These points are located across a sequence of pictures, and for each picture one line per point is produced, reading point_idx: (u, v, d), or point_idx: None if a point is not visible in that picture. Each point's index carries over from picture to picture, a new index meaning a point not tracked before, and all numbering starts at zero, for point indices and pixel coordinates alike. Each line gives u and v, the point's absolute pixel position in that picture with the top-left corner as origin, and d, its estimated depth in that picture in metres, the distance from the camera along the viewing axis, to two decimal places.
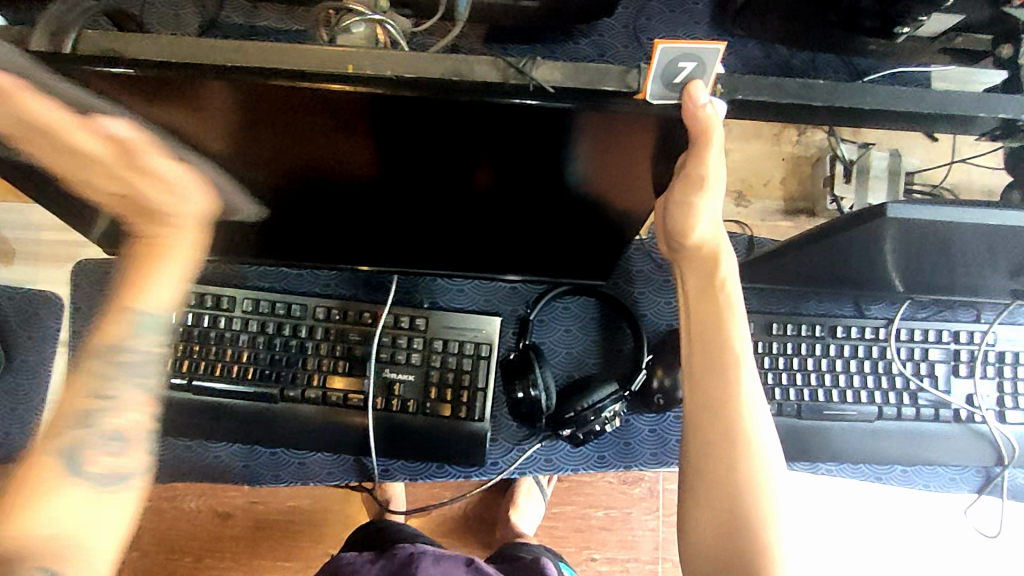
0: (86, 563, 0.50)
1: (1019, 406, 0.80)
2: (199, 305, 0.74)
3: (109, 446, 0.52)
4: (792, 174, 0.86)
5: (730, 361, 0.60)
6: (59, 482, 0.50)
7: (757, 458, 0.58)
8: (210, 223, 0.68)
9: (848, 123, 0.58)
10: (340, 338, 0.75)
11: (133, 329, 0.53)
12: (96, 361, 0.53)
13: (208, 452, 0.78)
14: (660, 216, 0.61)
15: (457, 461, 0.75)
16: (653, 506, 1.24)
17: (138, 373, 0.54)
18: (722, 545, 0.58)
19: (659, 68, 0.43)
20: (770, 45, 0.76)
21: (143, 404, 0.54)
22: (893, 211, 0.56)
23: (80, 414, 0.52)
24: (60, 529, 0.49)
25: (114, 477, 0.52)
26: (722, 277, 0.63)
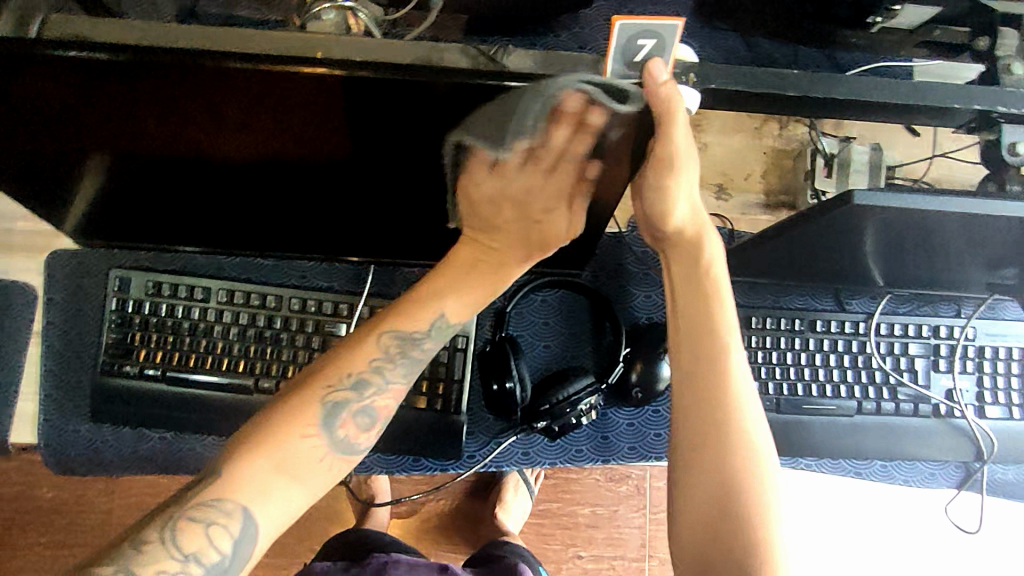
0: (272, 516, 0.51)
1: (998, 401, 0.80)
2: (175, 295, 0.74)
3: (361, 419, 0.57)
4: (773, 168, 0.85)
5: (720, 347, 0.59)
6: (312, 429, 0.55)
7: (751, 444, 0.57)
8: (184, 213, 0.68)
9: (821, 113, 0.58)
10: (316, 330, 0.74)
11: (428, 329, 0.62)
12: (386, 340, 0.60)
13: (184, 445, 0.77)
14: (639, 202, 0.60)
15: (433, 454, 0.75)
16: (639, 503, 1.24)
17: (408, 370, 0.60)
18: (719, 531, 0.55)
19: (617, 46, 0.43)
20: (750, 38, 0.75)
21: (394, 393, 0.60)
22: (862, 198, 0.55)
23: (354, 378, 0.58)
24: (292, 471, 0.53)
25: (352, 448, 0.57)
26: (708, 263, 0.62)
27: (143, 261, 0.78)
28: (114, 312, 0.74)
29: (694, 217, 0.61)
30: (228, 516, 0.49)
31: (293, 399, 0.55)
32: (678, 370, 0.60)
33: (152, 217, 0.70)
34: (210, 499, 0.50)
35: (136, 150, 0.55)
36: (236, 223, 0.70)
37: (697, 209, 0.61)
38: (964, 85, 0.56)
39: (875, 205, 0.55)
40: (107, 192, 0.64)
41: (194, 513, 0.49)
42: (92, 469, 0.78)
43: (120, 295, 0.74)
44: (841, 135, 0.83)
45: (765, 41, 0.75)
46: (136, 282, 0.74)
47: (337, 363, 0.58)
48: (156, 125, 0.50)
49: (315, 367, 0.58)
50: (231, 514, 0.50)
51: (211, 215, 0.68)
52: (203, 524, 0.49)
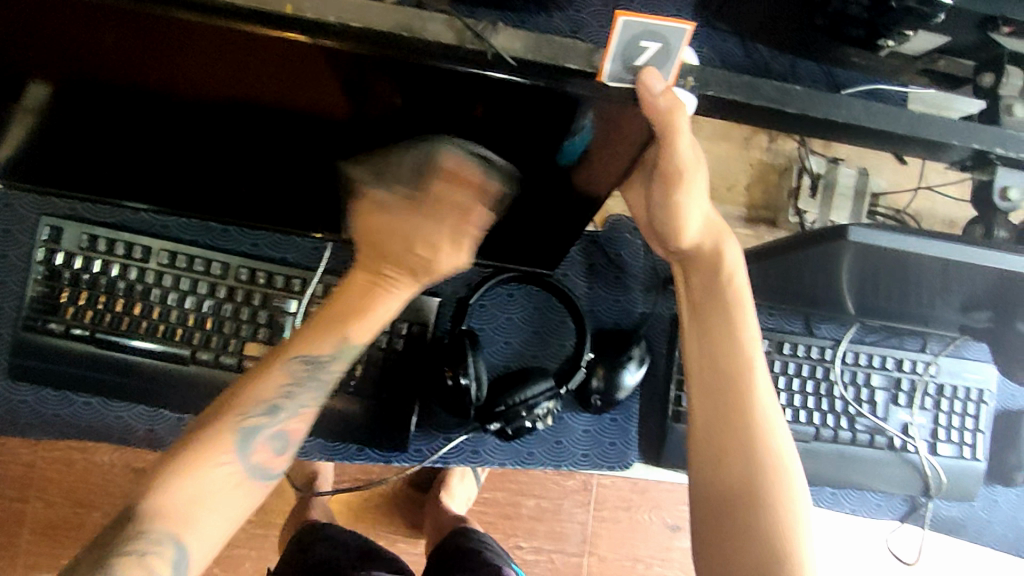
0: (201, 540, 0.50)
1: (951, 439, 0.80)
2: (111, 252, 0.68)
3: (274, 443, 0.55)
4: (758, 181, 0.83)
5: (743, 359, 0.57)
6: (224, 458, 0.52)
7: (782, 459, 0.54)
8: (128, 158, 0.62)
9: (818, 131, 0.57)
10: (263, 304, 0.70)
11: (339, 348, 0.58)
12: (294, 362, 0.57)
13: (111, 412, 0.72)
14: (652, 224, 0.60)
15: (379, 445, 0.71)
16: (585, 499, 1.23)
17: (318, 390, 0.58)
18: (748, 553, 0.51)
19: (619, 43, 0.40)
20: (750, 44, 0.72)
21: (308, 415, 0.57)
22: (856, 235, 0.53)
23: (267, 402, 0.55)
24: (193, 509, 0.50)
25: (268, 472, 0.55)
26: (729, 270, 0.59)
27: (80, 211, 0.72)
28: (42, 263, 0.68)
29: (710, 230, 0.59)
30: (161, 551, 0.48)
31: (200, 433, 0.52)
32: (696, 385, 0.57)
33: (96, 164, 0.64)
34: (139, 532, 0.48)
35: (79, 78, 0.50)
36: (187, 177, 0.64)
37: (710, 220, 0.59)
38: (966, 123, 0.55)
39: (869, 242, 0.53)
40: (46, 125, 0.58)
41: (124, 551, 0.47)
42: (5, 429, 0.71)
43: (49, 246, 0.68)
44: (829, 155, 0.81)
45: (764, 47, 0.72)
46: (69, 233, 0.68)
47: (246, 393, 0.55)
48: (101, 52, 0.45)
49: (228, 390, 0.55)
50: (163, 543, 0.48)
51: (161, 164, 0.62)
52: (136, 557, 0.47)
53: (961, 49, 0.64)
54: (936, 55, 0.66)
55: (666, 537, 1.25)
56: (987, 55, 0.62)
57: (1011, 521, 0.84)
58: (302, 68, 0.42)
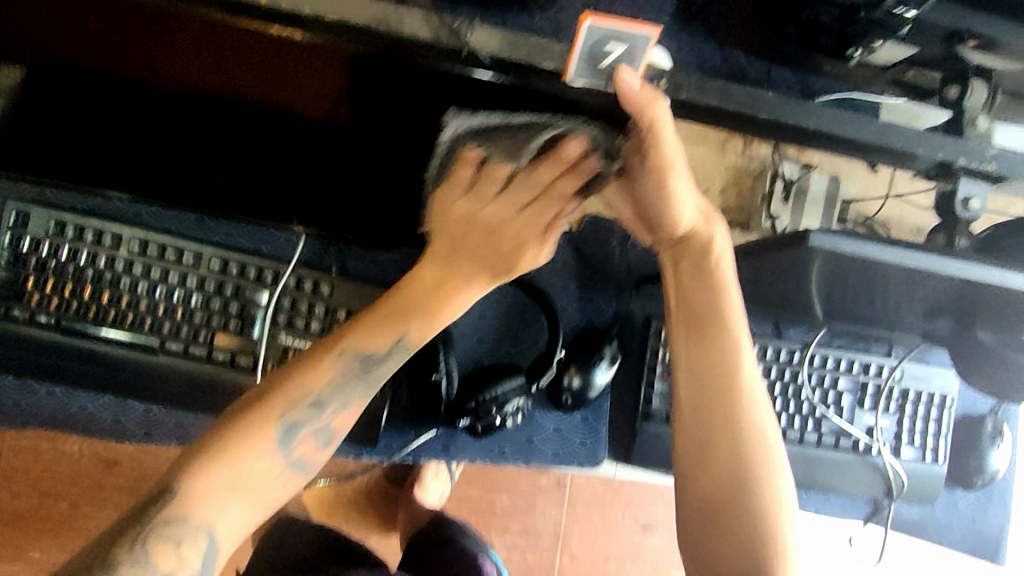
0: (234, 529, 0.50)
1: (914, 443, 0.81)
2: (79, 239, 0.67)
3: (318, 438, 0.55)
4: (733, 185, 0.84)
5: (730, 343, 0.56)
6: (266, 449, 0.52)
7: (766, 442, 0.55)
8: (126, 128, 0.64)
9: (787, 137, 0.58)
10: (234, 295, 0.69)
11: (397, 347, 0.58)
12: (348, 355, 0.56)
13: (76, 402, 0.71)
14: (646, 214, 0.57)
15: (349, 440, 0.70)
16: (558, 497, 1.24)
17: (371, 385, 0.57)
18: (731, 531, 0.52)
19: (584, 46, 0.40)
20: (727, 49, 0.72)
21: (355, 412, 0.57)
22: (817, 238, 0.54)
23: (312, 394, 0.55)
24: (232, 498, 0.50)
25: (309, 465, 0.55)
26: (717, 256, 0.57)
27: None
28: (5, 249, 0.66)
29: (704, 217, 0.58)
30: (192, 539, 0.48)
31: (244, 421, 0.52)
32: (685, 368, 0.57)
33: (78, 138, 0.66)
34: (171, 518, 0.48)
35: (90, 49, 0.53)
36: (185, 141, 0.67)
37: (702, 204, 0.57)
38: (932, 134, 0.57)
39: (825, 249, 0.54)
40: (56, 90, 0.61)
41: (154, 536, 0.48)
42: None
43: (14, 231, 0.66)
44: (802, 161, 0.82)
45: (741, 52, 0.71)
46: (35, 220, 0.67)
47: (289, 385, 0.55)
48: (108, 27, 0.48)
49: (276, 378, 0.55)
50: (194, 530, 0.48)
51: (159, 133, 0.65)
52: (170, 541, 0.48)
53: (929, 61, 0.65)
54: (906, 65, 0.68)
55: (638, 536, 1.26)
56: (953, 67, 0.64)
57: (969, 524, 0.85)
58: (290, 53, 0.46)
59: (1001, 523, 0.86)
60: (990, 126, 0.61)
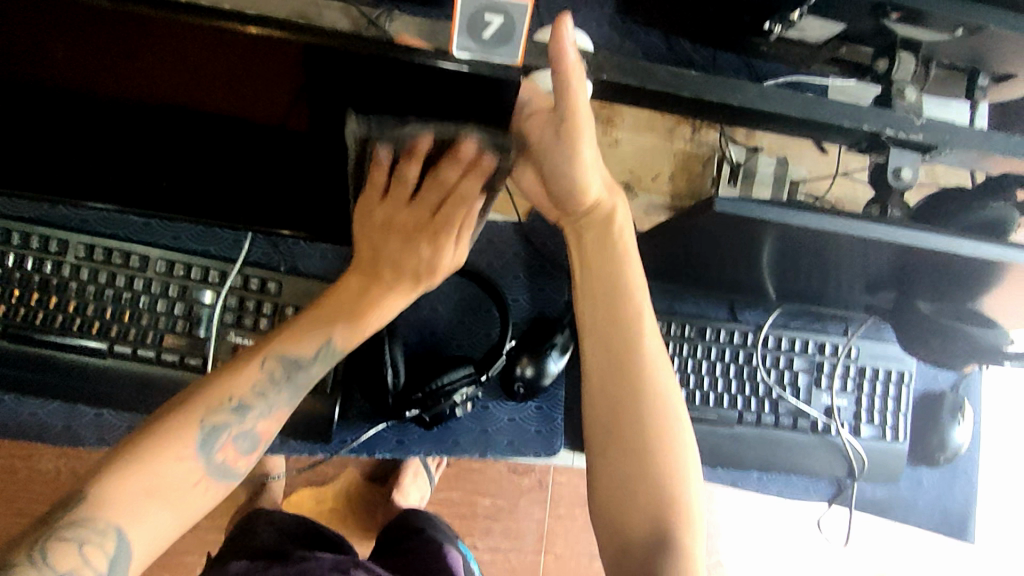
0: (147, 535, 0.51)
1: (873, 421, 0.81)
2: (26, 246, 0.68)
3: (240, 443, 0.57)
4: (682, 171, 0.84)
5: (632, 312, 0.57)
6: (186, 453, 0.54)
7: (670, 409, 0.56)
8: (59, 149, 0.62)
9: (715, 114, 0.59)
10: (180, 295, 0.70)
11: (319, 353, 0.61)
12: (271, 364, 0.59)
13: (26, 408, 0.71)
14: (554, 192, 0.59)
15: (301, 436, 0.70)
16: (539, 497, 1.23)
17: (292, 393, 0.60)
18: (633, 502, 0.54)
19: (462, 18, 0.39)
20: (671, 37, 0.75)
21: (277, 418, 0.59)
22: (723, 205, 0.54)
23: (236, 400, 0.57)
24: (148, 505, 0.51)
25: (229, 472, 0.57)
26: (619, 227, 0.59)
27: None
28: None
29: (608, 189, 0.59)
30: (102, 538, 0.48)
31: (165, 424, 0.54)
32: (590, 341, 0.58)
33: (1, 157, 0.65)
34: (81, 520, 0.48)
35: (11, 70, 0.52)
36: (114, 165, 0.64)
37: (606, 178, 0.58)
38: (858, 106, 0.58)
39: (737, 214, 0.54)
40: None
41: (66, 532, 0.48)
42: None
43: None
44: (750, 145, 0.82)
45: (685, 42, 0.75)
46: None
47: (212, 389, 0.57)
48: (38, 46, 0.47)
49: (199, 384, 0.57)
50: (105, 533, 0.49)
51: (91, 155, 0.63)
52: (78, 544, 0.48)
53: (859, 37, 0.66)
54: (838, 43, 0.68)
55: None
56: (882, 42, 0.65)
57: (936, 502, 0.85)
58: (186, 50, 0.45)
59: (968, 500, 0.86)
60: (919, 97, 0.61)
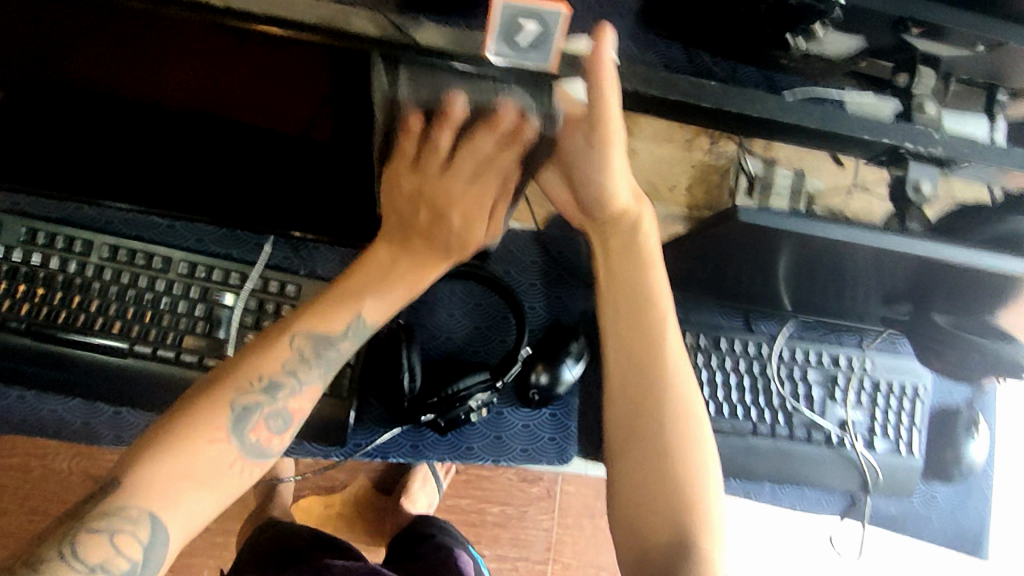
0: (184, 518, 0.50)
1: (887, 435, 0.81)
2: (51, 246, 0.70)
3: (274, 421, 0.56)
4: (699, 180, 0.88)
5: (656, 319, 0.58)
6: (220, 434, 0.53)
7: (692, 414, 0.56)
8: (84, 147, 0.63)
9: (735, 126, 0.59)
10: (201, 297, 0.71)
11: (350, 330, 0.61)
12: (299, 342, 0.58)
13: (44, 406, 0.71)
14: (580, 197, 0.60)
15: (316, 439, 0.71)
16: (548, 506, 1.23)
17: (324, 370, 0.59)
18: (655, 509, 0.54)
19: (499, 26, 0.40)
20: (692, 51, 0.75)
21: (310, 395, 0.59)
22: (749, 216, 0.55)
23: (267, 378, 0.57)
24: (184, 489, 0.50)
25: (265, 452, 0.56)
26: (644, 235, 0.61)
27: (20, 205, 0.73)
28: None
29: (636, 199, 0.61)
30: (137, 525, 0.48)
31: (197, 406, 0.53)
32: (613, 346, 0.58)
33: (25, 156, 0.65)
34: (115, 509, 0.48)
35: (39, 71, 0.52)
36: (139, 164, 0.65)
37: (634, 188, 0.60)
38: (877, 120, 0.58)
39: (761, 224, 0.55)
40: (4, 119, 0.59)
41: (98, 522, 0.47)
42: None
43: None
44: (767, 158, 0.83)
45: (706, 54, 0.76)
46: (9, 228, 0.70)
47: (243, 369, 0.56)
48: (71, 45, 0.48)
49: (230, 365, 0.57)
50: (138, 520, 0.48)
51: (115, 153, 0.63)
52: (110, 534, 0.47)
53: (878, 51, 0.67)
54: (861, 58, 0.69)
55: None
56: (901, 57, 0.65)
57: (950, 518, 0.85)
58: (220, 57, 0.47)
59: (983, 516, 0.85)
60: (938, 111, 0.62)
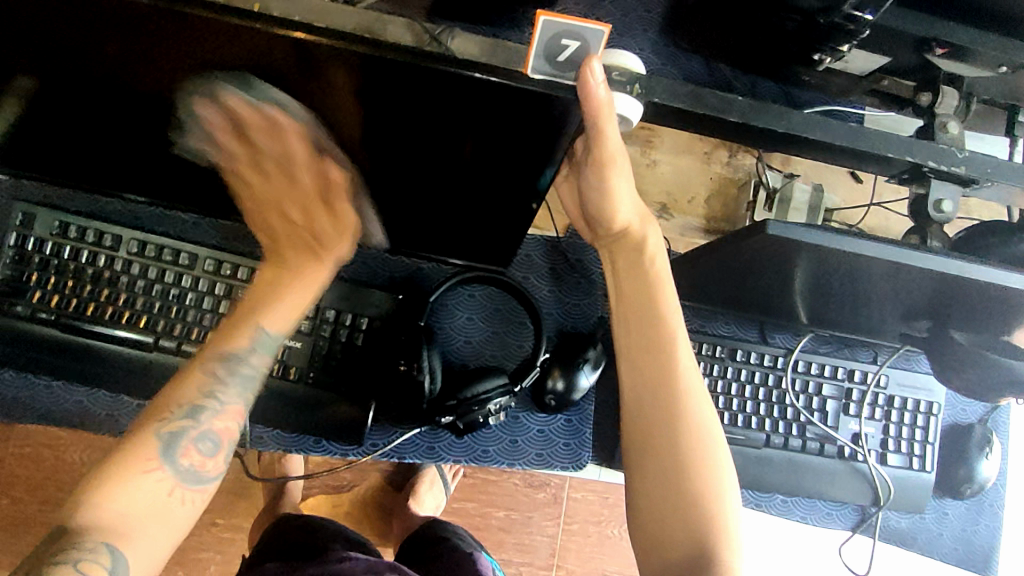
0: (142, 549, 0.50)
1: (900, 450, 0.81)
2: (82, 239, 0.71)
3: (203, 445, 0.56)
4: (718, 194, 0.85)
5: (667, 336, 0.58)
6: (152, 466, 0.53)
7: (704, 432, 0.57)
8: (109, 145, 0.63)
9: (759, 140, 0.60)
10: (225, 294, 0.72)
11: (256, 344, 0.60)
12: (212, 363, 0.58)
13: (70, 396, 0.73)
14: (588, 207, 0.62)
15: (335, 437, 0.72)
16: (554, 512, 1.24)
17: (240, 386, 0.59)
18: (674, 522, 0.55)
19: (541, 44, 0.42)
20: (712, 63, 0.76)
21: (234, 413, 0.58)
22: (775, 230, 0.55)
23: (188, 405, 0.56)
24: (133, 522, 0.50)
25: (202, 476, 0.55)
26: (651, 255, 0.60)
27: (53, 198, 0.74)
28: (13, 247, 0.70)
29: (641, 217, 0.61)
30: (97, 555, 0.47)
31: (123, 444, 0.53)
32: (626, 363, 0.59)
33: (52, 148, 0.65)
34: (73, 544, 0.48)
35: (67, 77, 0.52)
36: (161, 163, 0.65)
37: (639, 205, 0.61)
38: (902, 138, 0.58)
39: (788, 238, 0.55)
40: (31, 113, 0.59)
41: (60, 557, 0.47)
42: None
43: (22, 231, 0.70)
44: (785, 171, 0.84)
45: (726, 67, 0.76)
46: (42, 220, 0.71)
47: (164, 401, 0.56)
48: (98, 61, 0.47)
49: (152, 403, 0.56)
50: (98, 550, 0.48)
51: (139, 152, 0.63)
52: (72, 565, 0.47)
53: (901, 70, 0.68)
54: (880, 75, 0.69)
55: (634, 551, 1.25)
56: (925, 76, 0.65)
57: (959, 534, 0.85)
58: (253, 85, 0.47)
59: (992, 534, 0.86)
60: (961, 132, 0.61)
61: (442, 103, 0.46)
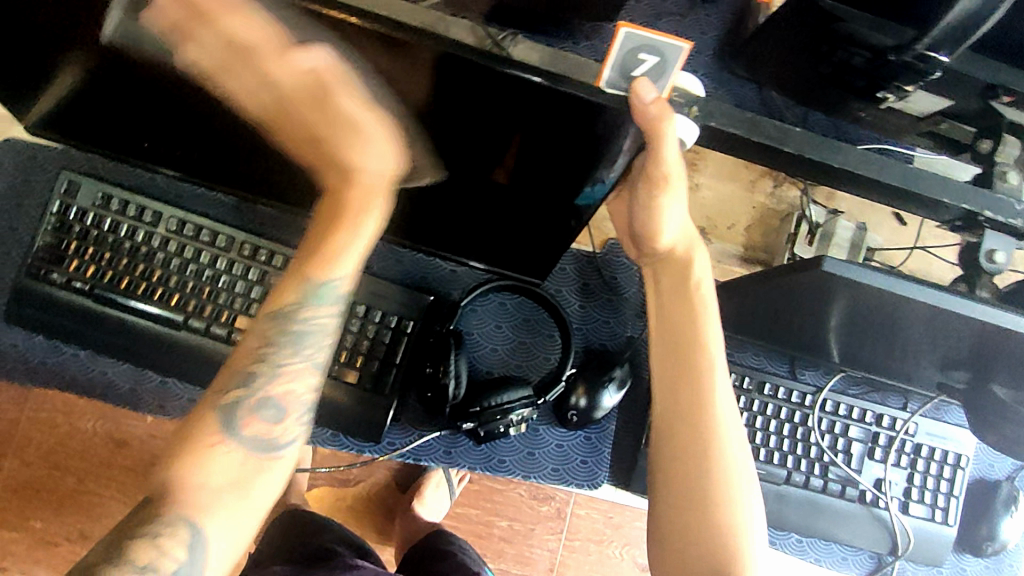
0: (221, 527, 0.49)
1: (924, 501, 0.79)
2: (123, 213, 0.71)
3: (266, 412, 0.53)
4: (758, 224, 0.85)
5: (703, 366, 0.58)
6: (217, 438, 0.51)
7: (731, 465, 0.56)
8: (156, 123, 0.63)
9: (812, 174, 0.59)
10: (259, 280, 0.72)
11: (311, 295, 0.54)
12: (267, 323, 0.54)
13: (96, 367, 0.73)
14: (631, 224, 0.61)
15: (353, 433, 0.71)
16: (557, 527, 1.22)
17: (300, 345, 0.54)
18: (693, 553, 0.54)
19: (618, 54, 0.40)
20: (767, 91, 0.76)
21: (291, 374, 0.54)
22: (831, 265, 0.54)
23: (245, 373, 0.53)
24: (207, 496, 0.49)
25: (270, 443, 0.53)
26: (695, 279, 0.60)
27: (99, 170, 0.75)
28: (54, 215, 0.71)
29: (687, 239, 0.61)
30: (174, 532, 0.48)
31: (187, 422, 0.52)
32: (660, 388, 0.58)
33: (101, 121, 0.66)
34: (158, 517, 0.48)
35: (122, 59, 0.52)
36: (205, 145, 0.65)
37: (689, 230, 0.60)
38: (964, 184, 0.56)
39: (838, 276, 0.54)
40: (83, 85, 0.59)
41: (136, 534, 0.48)
42: None
43: (65, 199, 0.71)
44: (830, 207, 0.82)
45: (779, 97, 0.76)
46: (86, 190, 0.71)
47: (223, 372, 0.54)
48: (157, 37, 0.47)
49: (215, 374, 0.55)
50: (176, 528, 0.48)
51: (184, 132, 0.63)
52: (152, 539, 0.48)
53: (961, 115, 0.66)
54: (939, 118, 0.68)
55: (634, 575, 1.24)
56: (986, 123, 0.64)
57: None
58: None
59: None
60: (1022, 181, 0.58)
61: (500, 106, 0.45)
